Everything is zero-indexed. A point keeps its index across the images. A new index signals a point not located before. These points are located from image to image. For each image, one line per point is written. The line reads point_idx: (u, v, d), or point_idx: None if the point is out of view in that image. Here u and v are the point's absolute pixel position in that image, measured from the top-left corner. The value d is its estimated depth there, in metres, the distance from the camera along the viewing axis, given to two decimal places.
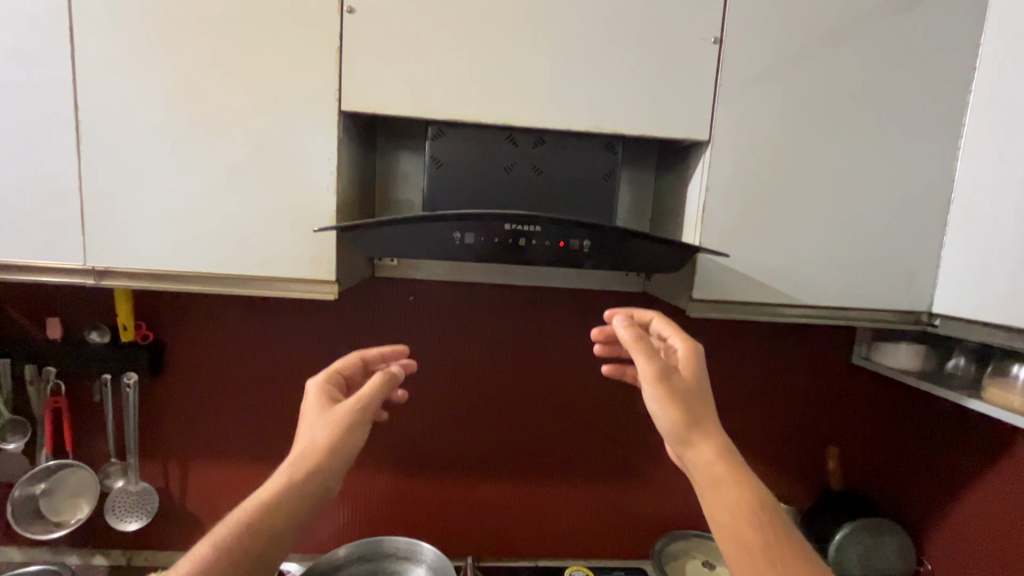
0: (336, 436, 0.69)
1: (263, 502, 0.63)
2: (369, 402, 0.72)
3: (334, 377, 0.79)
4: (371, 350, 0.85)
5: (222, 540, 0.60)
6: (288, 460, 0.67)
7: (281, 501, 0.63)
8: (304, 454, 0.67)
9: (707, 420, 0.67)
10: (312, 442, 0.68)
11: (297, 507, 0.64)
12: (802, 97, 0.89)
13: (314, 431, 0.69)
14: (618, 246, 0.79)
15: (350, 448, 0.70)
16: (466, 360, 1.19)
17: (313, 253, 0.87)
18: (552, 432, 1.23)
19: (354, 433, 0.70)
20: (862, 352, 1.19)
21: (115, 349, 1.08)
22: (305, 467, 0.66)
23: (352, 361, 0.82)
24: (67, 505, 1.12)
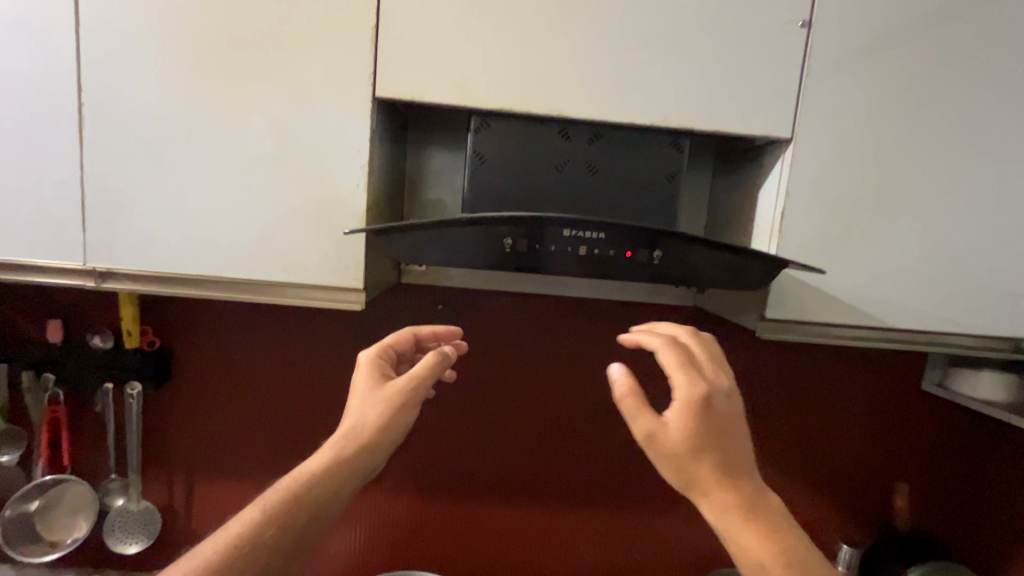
0: (388, 417, 0.62)
1: (309, 474, 0.57)
2: (419, 383, 0.65)
3: (387, 350, 0.71)
4: (425, 328, 0.78)
5: (268, 509, 0.55)
6: (337, 436, 0.61)
7: (328, 479, 0.58)
8: (354, 433, 0.61)
9: (708, 478, 0.54)
10: (362, 420, 0.61)
11: (346, 485, 0.59)
12: (899, 90, 0.78)
13: (365, 407, 0.63)
14: (691, 259, 0.70)
15: (400, 428, 0.63)
16: (498, 376, 1.09)
17: (339, 257, 0.77)
18: (589, 457, 1.12)
19: (404, 415, 0.63)
20: (935, 379, 1.08)
21: (118, 357, 0.99)
22: (355, 444, 0.60)
23: (404, 336, 0.74)
24: (63, 524, 1.04)
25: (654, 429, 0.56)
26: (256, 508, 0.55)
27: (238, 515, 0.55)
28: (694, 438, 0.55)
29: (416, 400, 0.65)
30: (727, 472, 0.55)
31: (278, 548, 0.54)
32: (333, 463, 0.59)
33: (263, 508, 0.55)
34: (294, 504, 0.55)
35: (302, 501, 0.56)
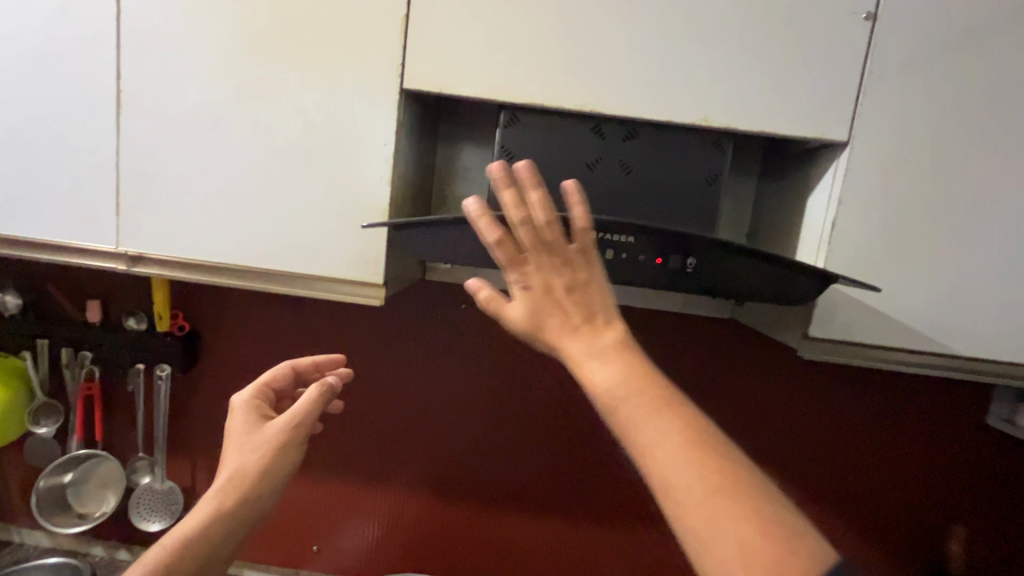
0: (267, 461, 0.62)
1: (180, 540, 0.59)
2: (296, 425, 0.64)
3: (262, 390, 0.69)
4: (306, 359, 0.74)
5: None
6: (215, 488, 0.61)
7: (197, 542, 0.59)
8: (228, 484, 0.61)
9: (550, 330, 0.46)
10: (240, 468, 0.62)
11: (228, 535, 0.61)
12: (978, 90, 0.70)
13: (242, 454, 0.63)
14: (728, 269, 0.65)
15: (279, 476, 0.63)
16: (519, 380, 1.06)
17: (359, 251, 0.76)
18: (610, 470, 1.07)
19: (281, 456, 0.63)
20: (1002, 415, 0.97)
21: (149, 339, 1.02)
22: (232, 495, 0.61)
23: (280, 372, 0.71)
24: (93, 497, 1.08)
25: (517, 319, 0.47)
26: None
27: None
28: (540, 316, 0.46)
29: (298, 441, 0.64)
30: (579, 333, 0.45)
31: None
32: (206, 522, 0.60)
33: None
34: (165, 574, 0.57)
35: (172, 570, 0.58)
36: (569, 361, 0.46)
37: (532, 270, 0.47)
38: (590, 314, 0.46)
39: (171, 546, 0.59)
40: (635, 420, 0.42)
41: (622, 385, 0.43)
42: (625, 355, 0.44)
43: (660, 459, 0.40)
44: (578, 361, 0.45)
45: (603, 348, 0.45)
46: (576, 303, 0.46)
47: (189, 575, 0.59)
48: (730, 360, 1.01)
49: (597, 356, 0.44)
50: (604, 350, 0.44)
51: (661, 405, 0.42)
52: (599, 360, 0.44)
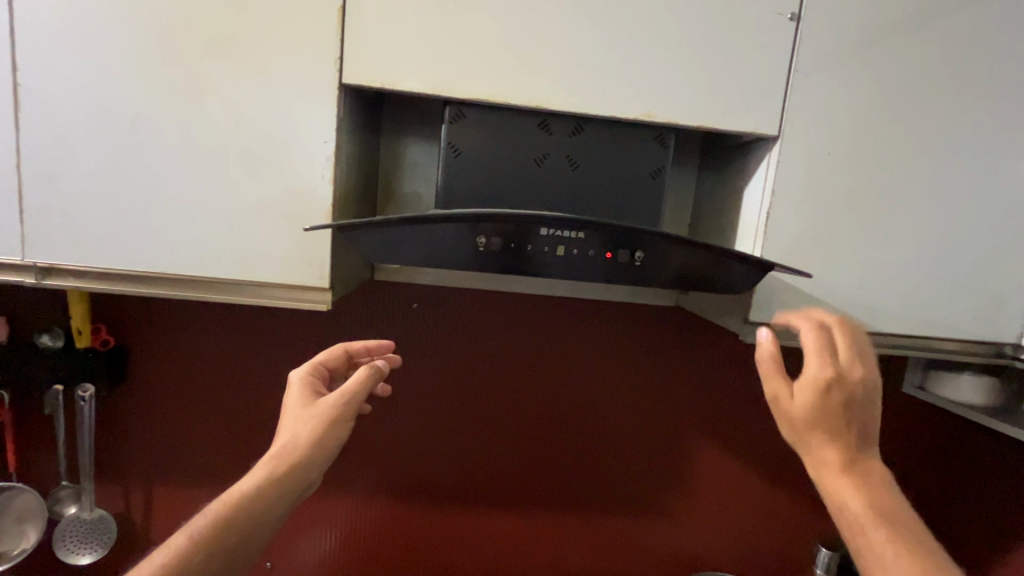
0: (322, 432, 0.61)
1: (237, 498, 0.55)
2: (348, 401, 0.63)
3: (318, 368, 0.70)
4: (356, 343, 0.76)
5: (197, 535, 0.52)
6: (269, 455, 0.59)
7: (254, 501, 0.55)
8: (287, 448, 0.59)
9: (828, 432, 0.56)
10: (296, 436, 0.60)
11: (280, 502, 0.57)
12: (887, 88, 0.75)
13: (298, 424, 0.61)
14: (674, 260, 0.67)
15: (331, 447, 0.61)
16: (475, 377, 1.05)
17: (302, 254, 0.72)
18: (569, 459, 1.09)
19: (334, 429, 0.62)
20: (915, 381, 1.07)
21: (67, 357, 0.93)
22: (289, 459, 0.58)
23: (334, 353, 0.73)
24: (9, 534, 0.98)
25: (780, 395, 0.58)
26: (184, 533, 0.52)
27: (162, 544, 0.51)
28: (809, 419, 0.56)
29: (348, 417, 0.63)
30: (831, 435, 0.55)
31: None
32: (265, 483, 0.56)
33: (191, 534, 0.51)
34: (227, 529, 0.53)
35: (232, 525, 0.53)
36: (826, 466, 0.55)
37: (822, 377, 0.56)
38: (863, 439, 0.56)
39: (225, 505, 0.54)
40: (877, 539, 0.51)
41: (878, 511, 0.53)
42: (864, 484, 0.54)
43: (888, 559, 0.50)
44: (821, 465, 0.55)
45: (853, 464, 0.55)
46: (853, 411, 0.55)
47: (244, 532, 0.54)
48: (675, 346, 1.06)
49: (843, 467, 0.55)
50: (857, 471, 0.55)
51: (900, 526, 0.52)
52: (844, 475, 0.54)
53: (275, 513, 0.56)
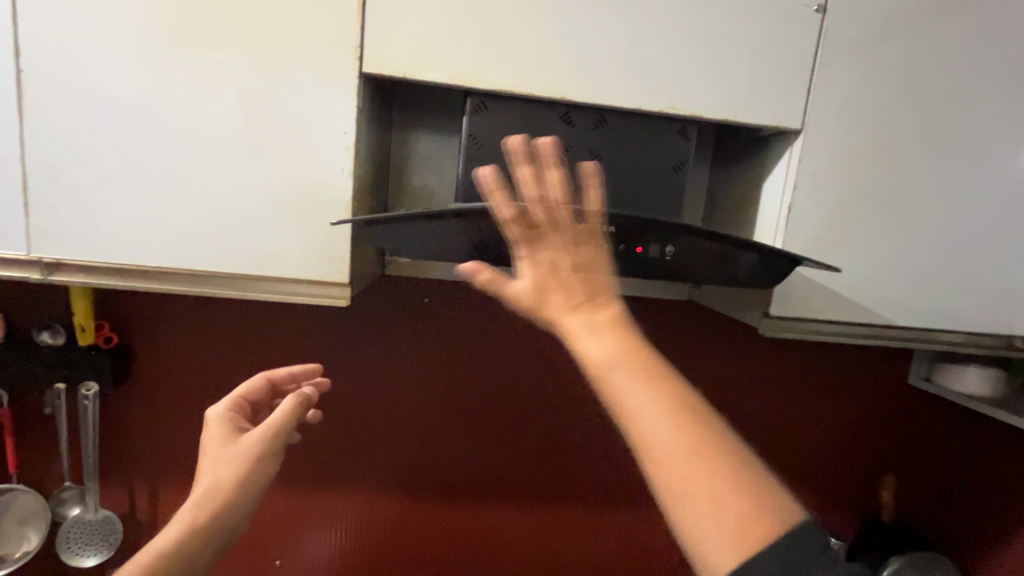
0: (244, 473, 0.61)
1: (157, 555, 0.57)
2: (271, 438, 0.62)
3: (239, 402, 0.68)
4: (281, 370, 0.75)
5: None
6: (188, 504, 0.60)
7: (179, 555, 0.58)
8: (208, 494, 0.59)
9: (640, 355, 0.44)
10: (217, 481, 0.60)
11: (209, 543, 0.59)
12: (909, 82, 0.75)
13: (218, 466, 0.61)
14: (703, 255, 0.66)
15: (259, 487, 0.62)
16: (487, 372, 1.04)
17: (322, 249, 0.70)
18: (582, 453, 1.09)
19: (260, 466, 0.62)
20: (921, 373, 1.09)
21: (69, 355, 0.90)
22: (213, 505, 0.59)
23: (258, 384, 0.71)
24: (11, 536, 0.95)
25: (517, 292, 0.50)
26: None
27: None
28: (543, 291, 0.49)
29: (275, 453, 0.63)
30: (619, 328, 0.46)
31: None
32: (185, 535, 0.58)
33: None
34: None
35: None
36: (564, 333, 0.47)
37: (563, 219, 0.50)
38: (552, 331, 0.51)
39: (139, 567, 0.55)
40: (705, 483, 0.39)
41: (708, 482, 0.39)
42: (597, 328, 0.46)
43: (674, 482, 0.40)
44: (573, 334, 0.46)
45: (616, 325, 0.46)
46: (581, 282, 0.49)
47: None
48: (686, 340, 1.06)
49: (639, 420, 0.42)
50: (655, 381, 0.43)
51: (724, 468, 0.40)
52: (596, 335, 0.45)
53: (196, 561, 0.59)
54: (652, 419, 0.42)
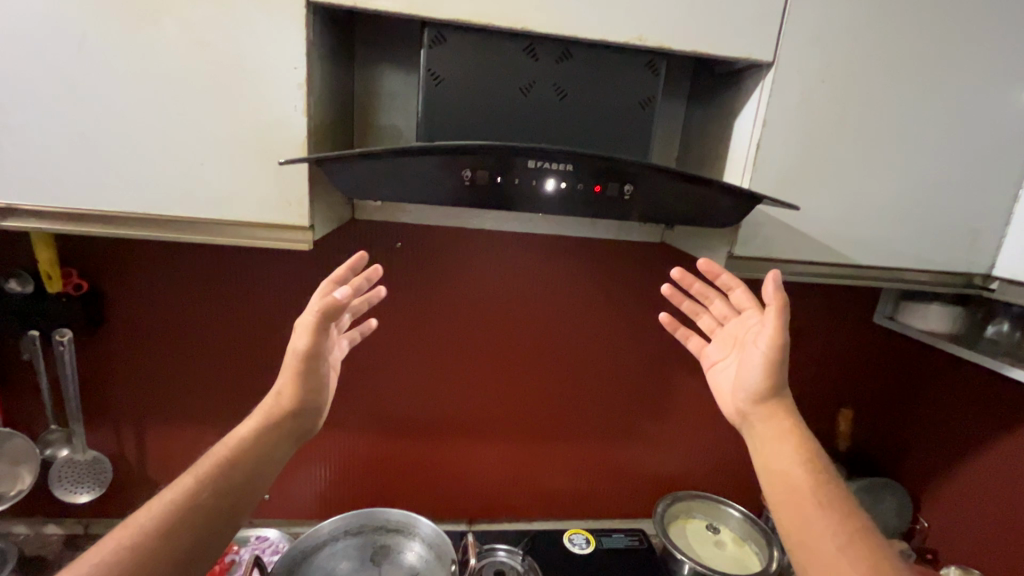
0: (303, 380, 0.65)
1: (239, 444, 0.61)
2: (309, 349, 0.63)
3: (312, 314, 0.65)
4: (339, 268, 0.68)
5: (201, 475, 0.58)
6: (260, 407, 0.65)
7: (252, 447, 0.61)
8: (279, 398, 0.65)
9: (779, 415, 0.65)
10: (281, 389, 0.65)
11: (277, 445, 0.63)
12: (885, 12, 0.72)
13: (281, 378, 0.66)
14: (664, 193, 0.66)
15: (312, 397, 0.66)
16: (463, 316, 1.06)
17: (280, 191, 0.69)
18: (555, 392, 1.13)
19: (313, 372, 0.65)
20: (886, 312, 1.12)
21: (40, 303, 0.90)
22: (282, 408, 0.65)
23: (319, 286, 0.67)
24: (5, 477, 0.96)
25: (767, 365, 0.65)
26: (190, 474, 0.58)
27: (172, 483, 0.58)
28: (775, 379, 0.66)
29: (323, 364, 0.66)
30: (790, 425, 0.64)
31: (207, 518, 0.56)
32: (260, 430, 0.63)
33: (196, 474, 0.58)
34: (224, 472, 0.58)
35: (228, 469, 0.59)
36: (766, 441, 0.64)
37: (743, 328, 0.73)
38: (745, 415, 0.68)
39: (225, 453, 0.60)
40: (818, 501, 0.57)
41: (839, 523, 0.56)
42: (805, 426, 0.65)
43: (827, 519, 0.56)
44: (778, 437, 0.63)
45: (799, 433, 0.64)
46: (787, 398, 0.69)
47: (240, 476, 0.59)
48: (657, 283, 1.08)
49: (799, 491, 0.59)
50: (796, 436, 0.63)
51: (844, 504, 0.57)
52: (793, 438, 0.63)
53: (270, 459, 0.62)
54: (808, 474, 0.60)
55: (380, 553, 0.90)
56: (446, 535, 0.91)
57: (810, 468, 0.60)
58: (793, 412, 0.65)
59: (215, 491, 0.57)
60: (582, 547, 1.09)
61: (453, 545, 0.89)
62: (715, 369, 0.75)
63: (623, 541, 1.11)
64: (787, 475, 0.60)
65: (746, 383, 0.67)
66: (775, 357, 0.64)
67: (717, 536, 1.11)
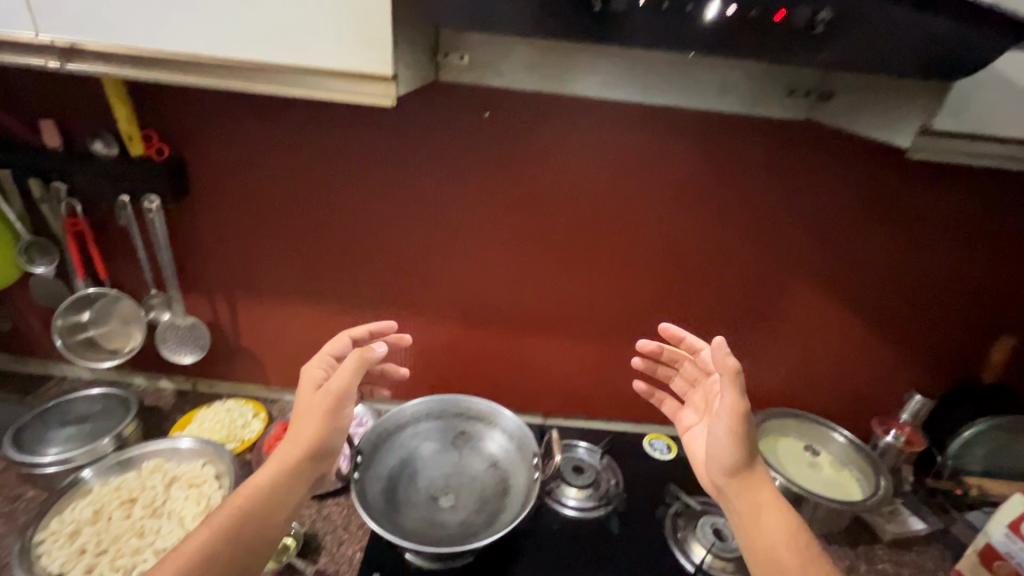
0: (324, 423, 0.69)
1: (254, 493, 0.64)
2: (343, 387, 0.70)
3: (326, 359, 0.76)
4: (359, 327, 0.82)
5: (218, 526, 0.60)
6: (276, 451, 0.67)
7: (270, 493, 0.64)
8: (294, 444, 0.68)
9: (761, 486, 0.69)
10: (303, 432, 0.68)
11: (294, 487, 0.67)
12: None
13: (303, 422, 0.69)
14: (871, 26, 0.47)
15: (332, 439, 0.70)
16: (554, 202, 0.95)
17: (359, 28, 0.57)
18: (649, 292, 1.03)
19: (337, 416, 0.70)
20: None
21: (125, 166, 0.88)
22: (297, 451, 0.67)
23: (340, 342, 0.79)
24: (120, 333, 1.04)
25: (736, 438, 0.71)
26: (207, 527, 0.60)
27: (186, 539, 0.59)
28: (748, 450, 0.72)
29: (344, 406, 0.71)
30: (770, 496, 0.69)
31: (230, 563, 0.59)
32: (276, 477, 0.66)
33: (214, 526, 0.60)
34: (241, 520, 0.61)
35: (246, 517, 0.62)
36: (747, 514, 0.68)
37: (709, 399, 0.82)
38: (721, 487, 0.72)
39: (243, 501, 0.63)
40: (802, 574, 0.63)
41: None
42: (780, 497, 0.69)
43: None
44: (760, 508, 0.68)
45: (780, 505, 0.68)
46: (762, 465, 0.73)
47: (257, 522, 0.62)
48: (785, 173, 0.91)
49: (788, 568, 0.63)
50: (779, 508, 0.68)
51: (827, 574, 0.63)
52: (773, 509, 0.68)
53: (289, 501, 0.65)
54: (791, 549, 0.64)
55: (461, 439, 0.90)
56: (529, 430, 0.89)
57: (791, 543, 0.65)
58: (768, 484, 0.70)
59: (235, 542, 0.60)
60: (662, 452, 1.05)
61: (536, 439, 0.87)
62: (689, 435, 0.83)
63: None
64: (773, 549, 0.65)
65: (719, 457, 0.72)
66: (736, 431, 0.70)
67: (815, 459, 1.02)
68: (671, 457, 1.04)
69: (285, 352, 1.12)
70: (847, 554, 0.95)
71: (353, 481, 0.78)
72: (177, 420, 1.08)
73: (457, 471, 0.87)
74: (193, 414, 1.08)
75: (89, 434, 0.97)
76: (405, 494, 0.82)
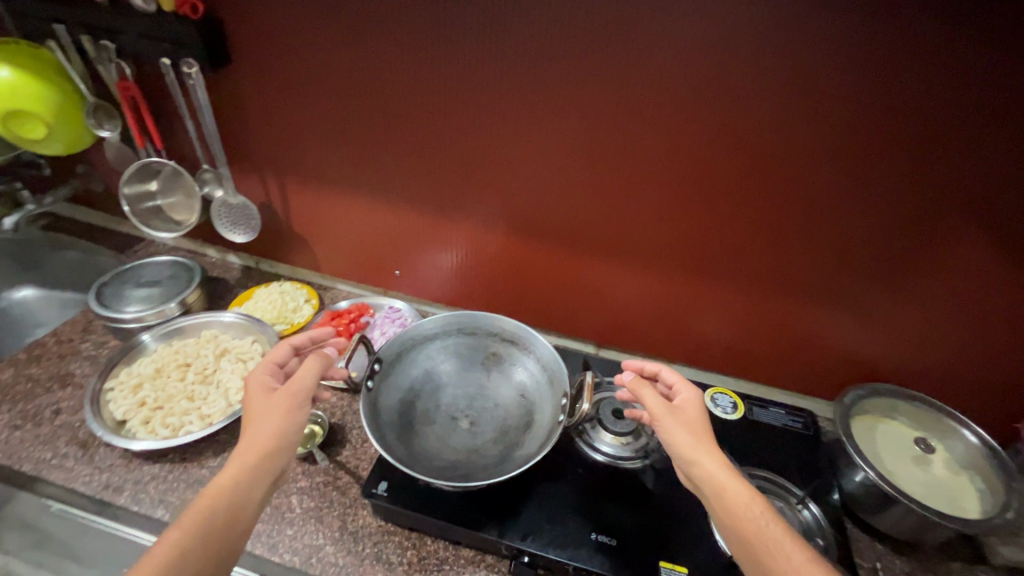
0: (286, 419, 0.63)
1: (217, 494, 0.57)
2: (305, 384, 0.66)
3: (272, 367, 0.69)
4: (301, 334, 0.75)
5: (183, 532, 0.53)
6: (237, 451, 0.60)
7: (235, 491, 0.57)
8: (255, 441, 0.61)
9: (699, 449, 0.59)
10: (264, 429, 0.62)
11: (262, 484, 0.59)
12: None
13: (264, 420, 0.62)
14: None
15: (296, 434, 0.64)
16: (632, 95, 0.75)
17: None
18: (743, 221, 0.83)
19: (300, 413, 0.64)
20: None
21: (160, 23, 0.82)
22: (261, 446, 0.60)
23: (282, 349, 0.72)
24: (182, 206, 1.06)
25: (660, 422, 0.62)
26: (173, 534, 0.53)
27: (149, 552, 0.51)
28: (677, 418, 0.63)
29: (307, 402, 0.66)
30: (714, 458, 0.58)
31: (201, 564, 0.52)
32: (240, 475, 0.58)
33: (181, 528, 0.53)
34: (207, 522, 0.54)
35: (212, 518, 0.55)
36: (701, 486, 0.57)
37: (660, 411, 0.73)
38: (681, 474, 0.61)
39: (208, 503, 0.56)
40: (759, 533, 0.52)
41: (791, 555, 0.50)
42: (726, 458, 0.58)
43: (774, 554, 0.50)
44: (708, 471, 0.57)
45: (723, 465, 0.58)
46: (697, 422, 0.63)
47: (224, 522, 0.55)
48: (993, 66, 0.60)
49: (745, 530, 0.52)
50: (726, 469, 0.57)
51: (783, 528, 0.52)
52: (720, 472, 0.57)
53: (255, 498, 0.58)
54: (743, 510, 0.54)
55: (490, 360, 0.83)
56: (563, 365, 0.78)
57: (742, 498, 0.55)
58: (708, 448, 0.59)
59: (207, 539, 0.54)
60: (725, 411, 0.93)
61: (568, 377, 0.76)
62: None
63: (780, 419, 0.93)
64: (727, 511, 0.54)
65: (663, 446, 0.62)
66: (660, 412, 0.63)
67: (926, 456, 0.81)
68: (735, 418, 0.92)
69: (335, 241, 1.10)
70: (936, 568, 0.78)
71: (366, 391, 0.74)
72: (238, 295, 1.13)
73: (481, 395, 0.81)
74: (253, 290, 1.12)
75: (158, 298, 1.03)
76: (422, 411, 0.78)
